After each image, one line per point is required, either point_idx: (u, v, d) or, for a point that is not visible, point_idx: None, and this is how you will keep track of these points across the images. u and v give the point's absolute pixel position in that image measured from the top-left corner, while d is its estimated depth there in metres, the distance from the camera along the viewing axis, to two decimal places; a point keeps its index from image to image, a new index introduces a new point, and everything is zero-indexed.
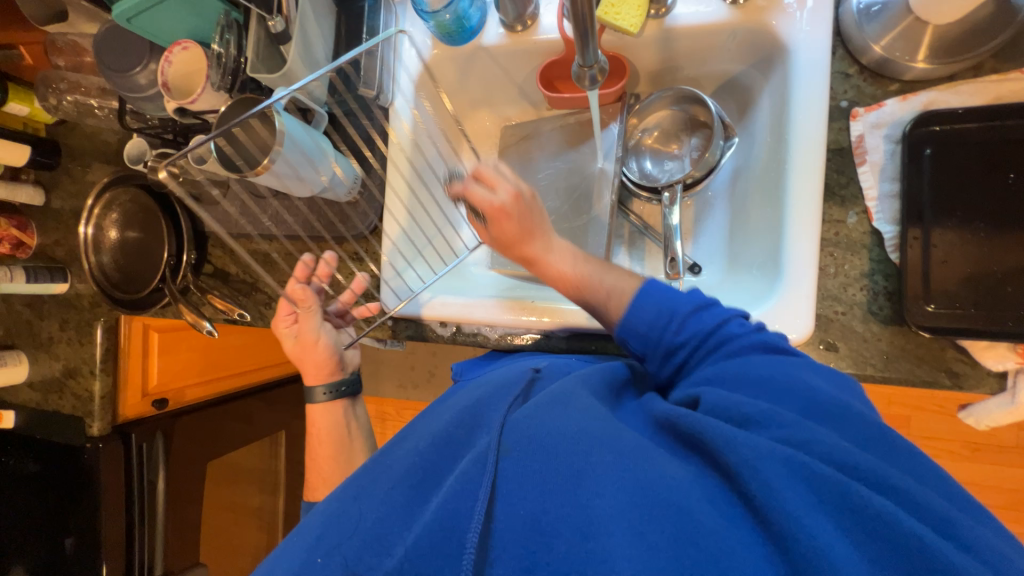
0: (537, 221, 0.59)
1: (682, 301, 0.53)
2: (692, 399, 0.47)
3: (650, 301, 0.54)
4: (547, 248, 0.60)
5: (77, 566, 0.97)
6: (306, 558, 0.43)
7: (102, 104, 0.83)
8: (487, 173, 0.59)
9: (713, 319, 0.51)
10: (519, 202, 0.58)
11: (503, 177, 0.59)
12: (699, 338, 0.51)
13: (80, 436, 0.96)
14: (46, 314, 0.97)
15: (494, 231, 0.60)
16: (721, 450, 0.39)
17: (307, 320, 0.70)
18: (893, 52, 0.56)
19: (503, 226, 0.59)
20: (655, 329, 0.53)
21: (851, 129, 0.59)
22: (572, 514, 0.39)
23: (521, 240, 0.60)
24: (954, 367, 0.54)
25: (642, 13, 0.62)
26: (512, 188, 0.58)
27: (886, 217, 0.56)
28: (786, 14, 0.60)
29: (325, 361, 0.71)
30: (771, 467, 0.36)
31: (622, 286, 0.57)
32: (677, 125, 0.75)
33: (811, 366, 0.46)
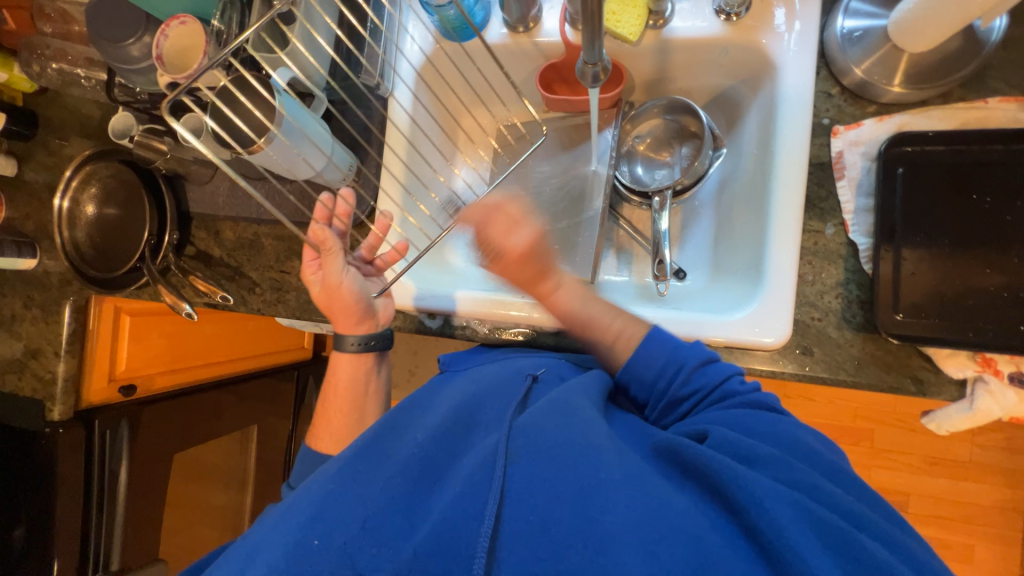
0: (547, 265, 0.62)
1: (688, 355, 0.55)
2: (695, 433, 0.49)
3: (657, 352, 0.57)
4: (555, 287, 0.63)
5: (23, 559, 0.92)
6: (299, 539, 0.42)
7: (90, 75, 0.80)
8: (508, 216, 0.61)
9: (716, 374, 0.54)
10: (535, 245, 0.61)
11: (523, 221, 0.62)
12: (705, 392, 0.53)
13: (39, 420, 0.92)
14: (10, 291, 0.93)
15: (508, 272, 0.62)
16: (726, 485, 0.40)
17: (331, 263, 0.65)
18: (872, 75, 0.60)
19: (517, 269, 0.61)
20: (662, 376, 0.56)
21: (831, 145, 0.62)
22: (582, 527, 0.39)
23: (536, 278, 0.62)
24: (919, 374, 0.57)
25: (641, 22, 0.65)
26: (531, 233, 0.61)
27: (861, 230, 0.60)
28: (775, 33, 0.63)
29: (350, 306, 0.66)
30: (778, 506, 0.37)
31: (629, 332, 0.61)
32: (668, 133, 0.78)
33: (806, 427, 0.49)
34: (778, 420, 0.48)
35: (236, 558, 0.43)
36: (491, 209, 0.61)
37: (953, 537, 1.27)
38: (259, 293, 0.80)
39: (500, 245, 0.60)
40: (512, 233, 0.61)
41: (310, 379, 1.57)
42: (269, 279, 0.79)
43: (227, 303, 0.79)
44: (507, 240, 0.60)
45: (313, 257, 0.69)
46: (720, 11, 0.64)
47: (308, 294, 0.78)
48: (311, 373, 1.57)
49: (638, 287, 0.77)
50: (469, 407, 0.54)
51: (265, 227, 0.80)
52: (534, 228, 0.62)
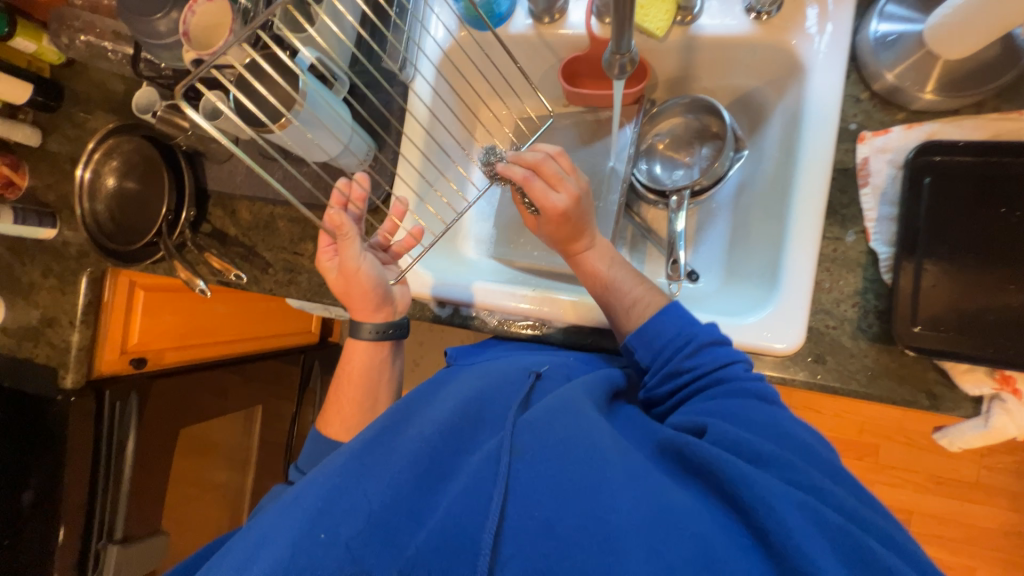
0: (588, 223, 0.61)
1: (700, 330, 0.56)
2: (695, 426, 0.49)
3: (671, 324, 0.57)
4: (590, 245, 0.64)
5: (29, 522, 0.94)
6: (305, 532, 0.41)
7: (116, 49, 0.81)
8: (549, 173, 0.58)
9: (724, 354, 0.54)
10: (580, 205, 0.59)
11: (565, 177, 0.58)
12: (702, 380, 0.54)
13: (51, 387, 0.94)
14: (30, 260, 0.95)
15: (545, 229, 0.62)
16: (733, 485, 0.40)
17: (348, 249, 0.63)
18: (904, 81, 0.58)
19: (557, 227, 0.61)
20: (670, 346, 0.57)
21: (857, 151, 0.61)
22: (587, 525, 0.39)
23: (570, 239, 0.63)
24: (934, 389, 0.56)
25: (669, 18, 0.64)
26: (573, 190, 0.58)
27: (883, 239, 0.59)
28: (805, 34, 0.62)
29: (368, 293, 0.65)
30: (786, 508, 0.37)
31: (648, 300, 0.62)
32: (689, 133, 0.77)
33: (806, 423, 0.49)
34: (780, 414, 0.48)
35: (240, 551, 0.43)
36: (534, 171, 0.57)
37: (955, 559, 1.25)
38: (271, 274, 0.80)
39: (541, 201, 0.58)
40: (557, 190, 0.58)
41: (315, 363, 1.58)
42: (283, 259, 0.80)
43: (240, 281, 0.80)
44: (546, 200, 0.58)
45: (329, 241, 0.67)
46: (750, 10, 0.63)
47: (320, 276, 0.79)
48: (317, 358, 1.58)
49: None
50: (475, 401, 0.55)
51: (281, 207, 0.81)
52: (580, 183, 0.60)
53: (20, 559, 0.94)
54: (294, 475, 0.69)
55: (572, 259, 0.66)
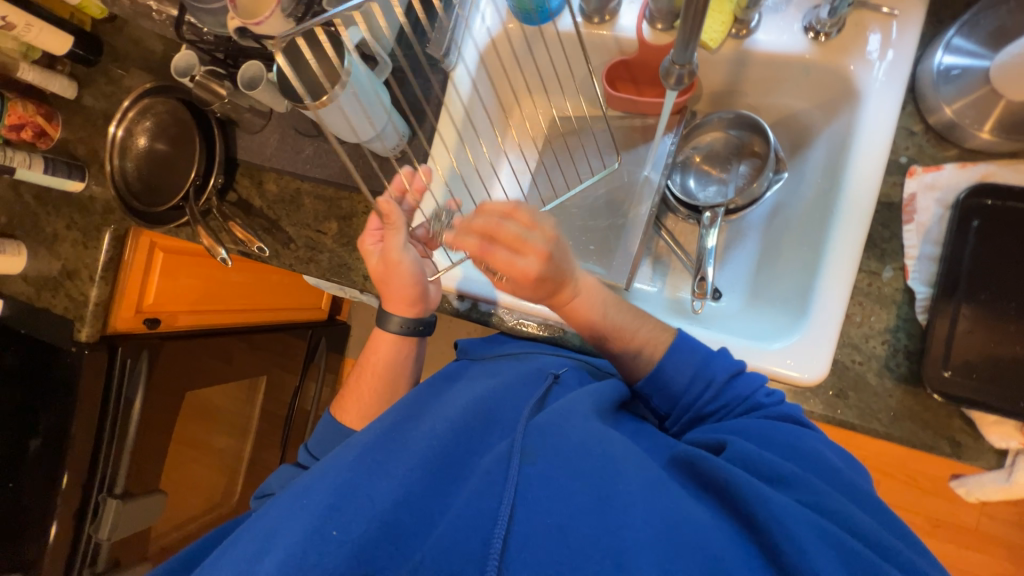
0: (568, 272, 0.56)
1: (717, 368, 0.54)
2: (714, 444, 0.48)
3: (684, 365, 0.55)
4: (576, 294, 0.58)
5: (33, 468, 0.95)
6: (316, 527, 0.41)
7: (161, 9, 0.80)
8: (507, 237, 0.53)
9: (746, 387, 0.53)
10: (551, 261, 0.54)
11: (528, 236, 0.54)
12: (732, 405, 0.53)
13: (67, 339, 0.95)
14: (55, 211, 0.96)
15: (521, 293, 0.57)
16: (749, 503, 0.39)
17: (393, 238, 0.64)
18: (963, 117, 0.57)
19: (530, 288, 0.56)
20: (689, 392, 0.55)
21: (905, 185, 0.59)
22: (601, 539, 0.38)
23: (555, 291, 0.57)
24: (958, 437, 0.55)
25: (724, 30, 0.62)
26: (542, 249, 0.54)
27: (921, 279, 0.57)
28: (865, 60, 0.60)
29: (405, 287, 0.66)
30: (801, 528, 0.36)
31: (656, 340, 0.59)
32: (728, 149, 0.76)
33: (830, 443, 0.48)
34: (800, 433, 0.48)
35: (251, 540, 0.43)
36: (489, 235, 0.53)
37: None
38: (292, 249, 0.80)
39: (507, 270, 0.54)
40: (523, 253, 0.54)
41: (321, 340, 1.60)
42: (306, 236, 0.80)
43: (261, 254, 0.80)
44: (511, 265, 0.54)
45: (376, 227, 0.68)
46: (809, 29, 0.61)
47: (341, 257, 0.78)
48: (323, 335, 1.60)
49: (671, 300, 0.75)
50: (489, 402, 0.54)
51: (308, 184, 0.80)
52: (548, 233, 0.55)
53: (22, 502, 0.96)
54: (305, 458, 0.70)
55: (562, 308, 0.59)
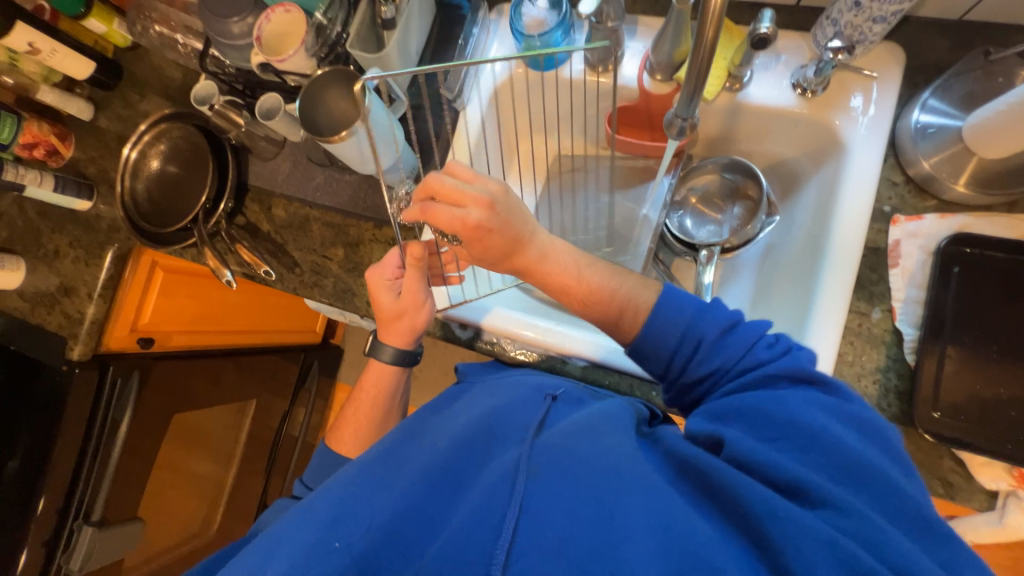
0: (520, 226, 0.53)
1: (707, 326, 0.51)
2: (713, 438, 0.46)
3: (672, 323, 0.52)
4: (541, 257, 0.56)
5: (9, 490, 0.91)
6: (320, 538, 0.42)
7: (186, 42, 0.86)
8: (445, 190, 0.50)
9: (738, 345, 0.50)
10: (494, 211, 0.51)
11: (464, 187, 0.51)
12: (724, 366, 0.50)
13: (58, 357, 0.93)
14: (60, 228, 0.96)
15: (476, 251, 0.54)
16: (761, 521, 0.38)
17: (416, 280, 0.65)
18: (941, 171, 0.61)
19: (480, 245, 0.53)
20: (677, 354, 0.52)
21: (889, 233, 0.63)
22: (602, 553, 0.38)
23: (510, 254, 0.55)
24: (949, 477, 0.57)
25: (720, 83, 0.66)
26: (483, 199, 0.50)
27: (909, 320, 0.60)
28: (849, 116, 0.64)
29: (419, 325, 0.69)
30: (814, 549, 0.35)
31: (638, 298, 0.55)
32: (722, 191, 0.80)
33: (841, 410, 0.44)
34: (795, 399, 0.45)
35: (254, 551, 0.44)
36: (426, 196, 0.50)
37: None
38: (298, 273, 0.81)
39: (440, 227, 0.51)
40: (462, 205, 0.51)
41: (314, 364, 1.60)
42: (311, 260, 0.81)
43: (267, 277, 0.81)
44: (451, 220, 0.50)
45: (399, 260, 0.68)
46: (797, 86, 0.66)
47: (345, 283, 0.79)
48: (316, 358, 1.60)
49: None
50: (492, 417, 0.54)
51: (318, 211, 0.82)
52: (490, 186, 0.53)
53: None
54: (299, 489, 0.69)
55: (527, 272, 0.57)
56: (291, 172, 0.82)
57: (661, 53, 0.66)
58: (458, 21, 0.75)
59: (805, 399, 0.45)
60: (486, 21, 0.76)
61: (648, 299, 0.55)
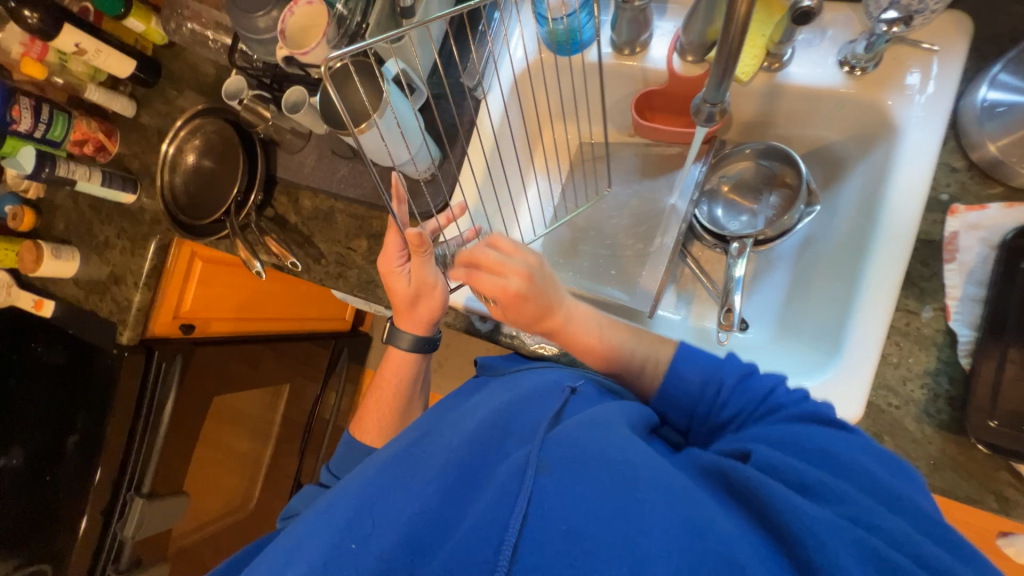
0: (554, 297, 0.58)
1: (726, 371, 0.52)
2: (740, 451, 0.44)
3: (691, 370, 0.53)
4: (568, 319, 0.59)
5: (70, 462, 0.99)
6: (337, 543, 0.43)
7: (216, 38, 0.89)
8: (488, 260, 0.56)
9: (761, 386, 0.49)
10: (531, 283, 0.57)
11: (507, 259, 0.57)
12: (748, 409, 0.49)
13: (110, 341, 1.00)
14: (108, 220, 1.02)
15: (509, 315, 0.60)
16: (782, 513, 0.36)
17: (423, 263, 0.63)
18: (1009, 156, 0.55)
19: (517, 310, 0.59)
20: (698, 403, 0.53)
21: (946, 224, 0.57)
22: (618, 545, 0.37)
23: (540, 319, 0.59)
24: (1005, 491, 0.52)
25: (756, 63, 0.62)
26: (522, 269, 0.56)
27: (964, 320, 0.55)
28: (903, 95, 0.59)
29: (436, 309, 0.68)
30: (841, 547, 0.34)
31: (657, 354, 0.59)
32: (758, 178, 0.75)
33: (867, 446, 0.42)
34: (821, 435, 0.42)
35: (276, 555, 0.45)
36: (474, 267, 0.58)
37: None
38: (323, 264, 0.83)
39: (484, 291, 0.58)
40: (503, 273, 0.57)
41: (343, 351, 1.64)
42: (336, 251, 0.83)
43: (294, 268, 0.83)
44: (492, 286, 0.57)
45: (400, 248, 0.67)
46: (844, 64, 0.60)
47: (368, 274, 0.81)
48: (345, 345, 1.64)
49: (695, 329, 0.75)
50: (508, 413, 0.54)
51: (342, 202, 0.83)
52: (530, 259, 0.58)
53: (56, 497, 1.00)
54: (326, 476, 0.71)
55: (552, 334, 0.61)
56: (316, 163, 0.84)
57: (692, 33, 0.62)
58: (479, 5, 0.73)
59: (831, 435, 0.42)
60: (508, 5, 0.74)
61: (667, 356, 0.59)
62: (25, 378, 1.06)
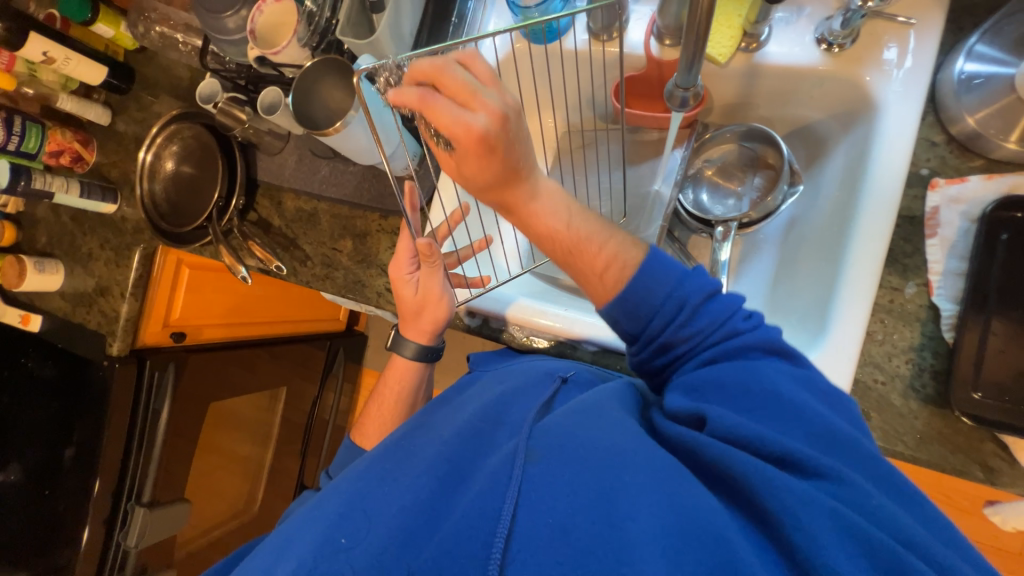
0: (524, 159, 0.43)
1: (693, 289, 0.48)
2: (695, 413, 0.44)
3: (660, 283, 0.48)
4: (532, 195, 0.46)
5: (68, 475, 0.99)
6: (326, 536, 0.43)
7: (187, 40, 0.88)
8: (454, 87, 0.39)
9: (720, 312, 0.47)
10: (503, 127, 0.39)
11: (480, 89, 0.39)
12: (704, 334, 0.48)
13: (99, 353, 0.99)
14: (90, 231, 1.01)
15: (465, 170, 0.42)
16: (762, 493, 0.37)
17: (433, 272, 0.64)
18: (987, 128, 0.54)
19: (477, 169, 0.42)
20: (663, 314, 0.48)
21: (927, 199, 0.57)
22: (602, 532, 0.37)
23: (503, 180, 0.44)
24: (991, 462, 0.53)
25: (734, 44, 0.62)
26: (496, 108, 0.39)
27: (947, 295, 0.55)
28: (881, 70, 0.58)
29: (442, 319, 0.68)
30: (818, 521, 0.34)
31: (625, 253, 0.49)
32: (741, 160, 0.75)
33: (821, 392, 0.44)
34: (772, 372, 0.44)
35: (267, 553, 0.45)
36: (431, 93, 0.38)
37: None
38: (309, 267, 0.82)
39: (442, 126, 0.39)
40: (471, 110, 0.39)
41: (339, 352, 1.64)
42: (322, 253, 0.82)
43: (280, 272, 0.82)
44: (454, 121, 0.38)
45: (410, 255, 0.67)
46: (821, 41, 0.60)
47: (355, 274, 0.80)
48: (341, 346, 1.64)
49: None
50: (497, 406, 0.54)
51: (326, 203, 0.83)
52: (507, 97, 0.40)
53: (56, 511, 1.00)
54: (323, 481, 0.71)
55: (508, 211, 0.47)
56: (297, 165, 0.83)
57: (667, 16, 0.62)
58: None
59: (783, 371, 0.44)
60: None
61: (635, 257, 0.49)
62: (17, 394, 1.05)
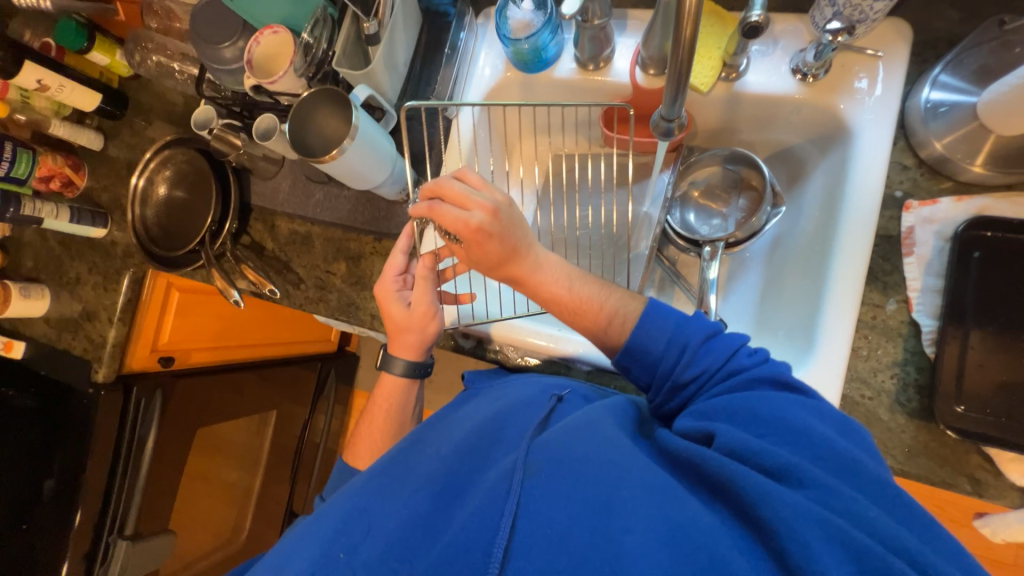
0: (520, 239, 0.54)
1: (692, 332, 0.51)
2: (703, 433, 0.44)
3: (658, 330, 0.51)
4: (535, 266, 0.55)
5: (47, 508, 0.96)
6: (325, 552, 0.43)
7: (183, 68, 0.89)
8: (454, 192, 0.52)
9: (722, 350, 0.49)
10: (497, 218, 0.52)
11: (473, 192, 0.52)
12: (710, 371, 0.49)
13: (84, 379, 0.97)
14: (78, 256, 1.00)
15: (474, 253, 0.55)
16: (758, 503, 0.37)
17: (425, 288, 0.66)
18: (954, 152, 0.58)
19: (480, 250, 0.54)
20: (666, 356, 0.51)
21: (902, 219, 0.60)
22: (599, 544, 0.37)
23: (507, 261, 0.55)
24: (977, 474, 0.54)
25: (714, 73, 0.65)
26: (488, 204, 0.51)
27: (926, 311, 0.57)
28: (854, 98, 0.62)
29: (433, 335, 0.69)
30: (810, 529, 0.34)
31: (625, 309, 0.55)
32: (725, 182, 0.78)
33: (822, 411, 0.44)
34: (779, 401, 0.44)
35: (263, 569, 0.45)
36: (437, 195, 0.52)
37: None
38: (302, 289, 0.82)
39: (447, 222, 0.52)
40: (468, 208, 0.52)
41: (330, 373, 1.62)
42: (315, 276, 0.82)
43: (273, 295, 0.82)
44: (456, 219, 0.51)
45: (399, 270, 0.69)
46: (796, 71, 0.63)
47: (349, 296, 0.80)
48: (332, 367, 1.62)
49: None
50: (495, 423, 0.54)
51: (319, 226, 0.83)
52: (498, 195, 0.53)
53: (34, 546, 0.96)
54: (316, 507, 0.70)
55: (517, 283, 0.57)
56: (291, 189, 0.84)
57: (651, 47, 0.64)
58: (445, 28, 0.76)
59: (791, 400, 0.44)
60: (474, 25, 0.76)
61: (634, 310, 0.55)
62: None
